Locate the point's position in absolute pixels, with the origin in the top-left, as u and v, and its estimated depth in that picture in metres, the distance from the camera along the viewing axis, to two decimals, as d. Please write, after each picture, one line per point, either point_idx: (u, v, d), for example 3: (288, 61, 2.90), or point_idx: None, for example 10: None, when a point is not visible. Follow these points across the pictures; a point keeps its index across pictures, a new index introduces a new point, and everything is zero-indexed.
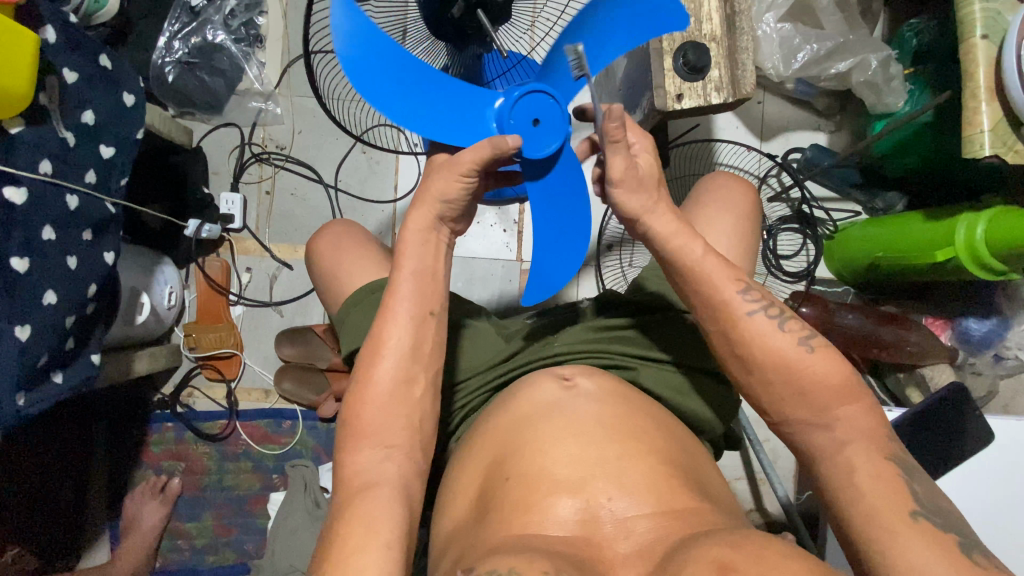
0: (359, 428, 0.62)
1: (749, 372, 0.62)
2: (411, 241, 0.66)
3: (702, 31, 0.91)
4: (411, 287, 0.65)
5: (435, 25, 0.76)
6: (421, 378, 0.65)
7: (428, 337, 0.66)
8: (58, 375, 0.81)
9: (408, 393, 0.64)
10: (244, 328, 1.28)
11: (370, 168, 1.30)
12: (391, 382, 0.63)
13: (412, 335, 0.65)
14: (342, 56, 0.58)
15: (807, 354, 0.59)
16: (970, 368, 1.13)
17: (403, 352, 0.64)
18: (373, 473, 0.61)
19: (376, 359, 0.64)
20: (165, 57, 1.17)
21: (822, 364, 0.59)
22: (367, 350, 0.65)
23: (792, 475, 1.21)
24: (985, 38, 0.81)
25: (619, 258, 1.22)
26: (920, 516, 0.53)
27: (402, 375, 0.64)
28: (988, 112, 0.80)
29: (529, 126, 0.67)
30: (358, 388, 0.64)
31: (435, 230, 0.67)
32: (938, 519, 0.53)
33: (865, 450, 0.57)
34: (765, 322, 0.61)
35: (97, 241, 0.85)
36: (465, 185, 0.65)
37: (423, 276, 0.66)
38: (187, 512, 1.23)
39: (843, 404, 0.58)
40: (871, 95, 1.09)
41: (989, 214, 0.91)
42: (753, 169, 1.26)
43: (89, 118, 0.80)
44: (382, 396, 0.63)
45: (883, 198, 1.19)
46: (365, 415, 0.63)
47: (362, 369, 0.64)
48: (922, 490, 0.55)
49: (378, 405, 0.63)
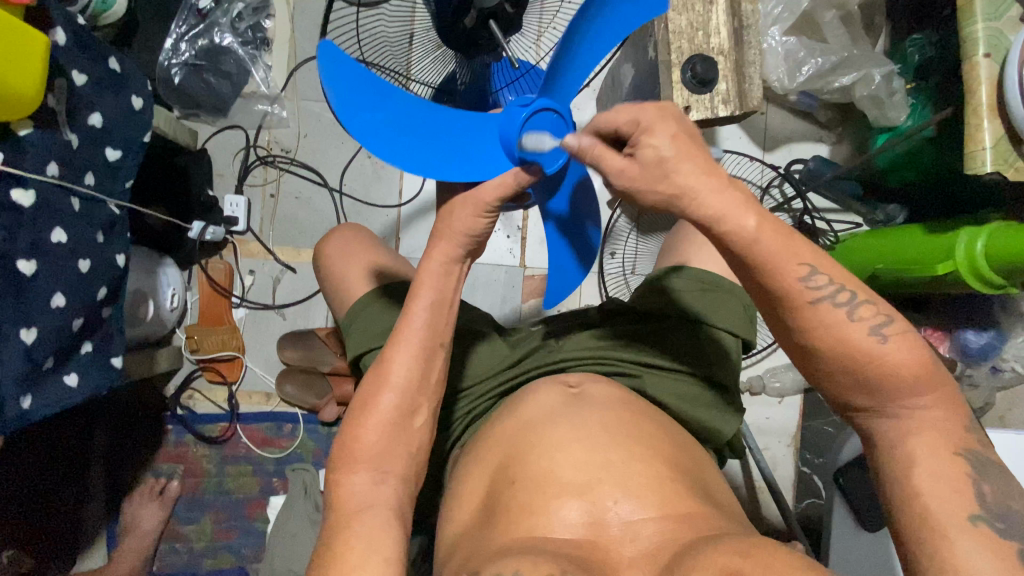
0: (359, 450, 0.63)
1: (811, 362, 0.55)
2: (432, 271, 0.66)
3: (710, 44, 0.91)
4: (425, 319, 0.65)
5: (447, 35, 0.77)
6: (423, 407, 0.66)
7: (434, 367, 0.67)
8: (72, 377, 0.81)
9: (408, 420, 0.64)
10: (246, 331, 1.28)
11: (375, 173, 1.30)
12: (394, 409, 0.64)
13: (418, 362, 0.65)
14: (324, 78, 0.56)
15: (881, 344, 0.52)
16: (968, 379, 1.14)
17: (410, 382, 0.65)
18: (367, 492, 0.60)
19: (379, 386, 0.64)
20: (172, 59, 1.17)
21: (898, 353, 0.52)
22: (372, 378, 0.65)
23: (791, 483, 1.21)
24: (988, 57, 0.82)
25: (622, 265, 1.22)
26: (982, 520, 0.47)
27: (406, 404, 0.64)
28: (990, 129, 0.81)
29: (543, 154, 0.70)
30: (360, 409, 0.64)
31: (458, 264, 0.67)
32: (999, 524, 0.48)
33: (930, 440, 0.51)
34: (834, 311, 0.53)
35: (109, 241, 0.86)
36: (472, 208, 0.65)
37: (439, 307, 0.66)
38: (185, 515, 1.22)
39: (906, 396, 0.52)
40: (874, 109, 1.10)
41: (988, 230, 0.92)
42: (756, 179, 1.28)
43: (95, 121, 0.80)
44: (383, 422, 0.63)
45: (883, 210, 1.20)
46: (368, 439, 0.63)
47: (366, 394, 0.65)
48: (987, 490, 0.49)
49: (383, 427, 0.63)
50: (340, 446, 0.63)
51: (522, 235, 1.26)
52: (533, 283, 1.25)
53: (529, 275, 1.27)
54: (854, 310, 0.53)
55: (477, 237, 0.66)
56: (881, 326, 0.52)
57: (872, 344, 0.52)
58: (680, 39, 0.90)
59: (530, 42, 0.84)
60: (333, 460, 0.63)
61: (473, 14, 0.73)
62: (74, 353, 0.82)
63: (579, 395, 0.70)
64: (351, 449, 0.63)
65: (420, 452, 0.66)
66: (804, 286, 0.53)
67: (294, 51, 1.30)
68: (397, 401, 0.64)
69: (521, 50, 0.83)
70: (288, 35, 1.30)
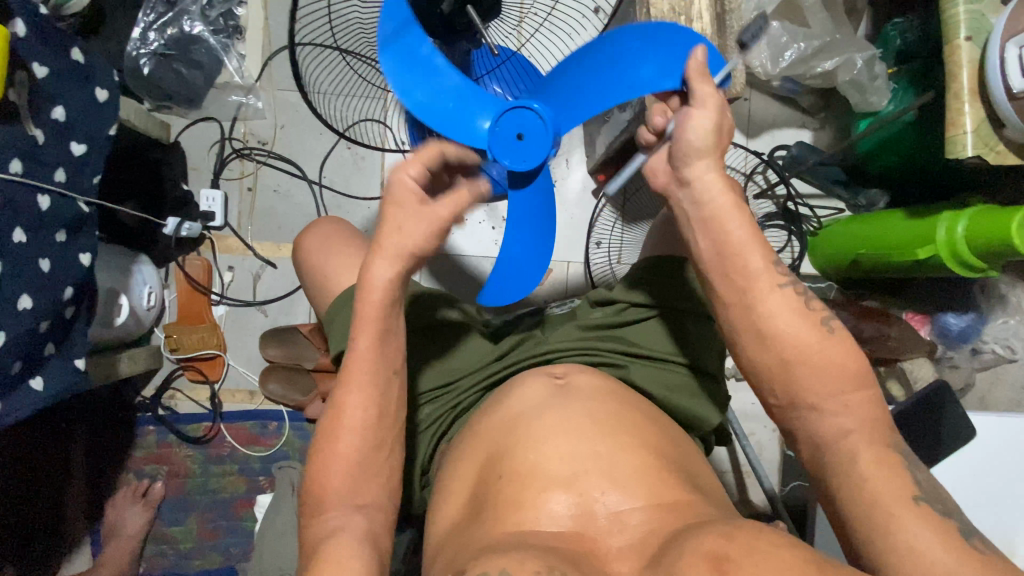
0: (329, 496, 0.62)
1: (762, 345, 0.62)
2: (374, 304, 0.64)
3: (693, 29, 0.89)
4: (370, 352, 0.64)
5: (424, 21, 0.74)
6: (387, 443, 0.65)
7: (390, 399, 0.65)
8: (36, 380, 0.78)
9: (374, 457, 0.64)
10: (227, 329, 1.25)
11: (355, 165, 1.28)
12: (358, 452, 0.63)
13: (373, 401, 0.64)
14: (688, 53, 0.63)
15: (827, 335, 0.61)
16: (948, 361, 1.16)
17: (368, 422, 0.63)
18: None
19: (338, 431, 0.63)
20: (140, 49, 1.13)
21: (838, 347, 0.60)
22: (328, 419, 0.64)
23: (777, 466, 1.23)
24: (969, 39, 0.82)
25: (608, 253, 1.20)
26: (922, 500, 0.55)
27: (366, 443, 0.64)
28: (971, 113, 0.82)
29: (511, 140, 0.66)
30: (321, 456, 0.63)
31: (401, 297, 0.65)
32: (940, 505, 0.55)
33: None
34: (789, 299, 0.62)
35: (73, 241, 0.81)
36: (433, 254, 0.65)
37: (384, 339, 0.65)
38: (170, 516, 1.20)
39: (850, 393, 0.60)
40: (856, 95, 1.10)
41: (969, 213, 0.94)
42: (739, 166, 1.28)
43: (60, 115, 0.77)
44: (350, 465, 0.63)
45: (865, 195, 1.20)
46: (334, 483, 0.62)
47: (326, 437, 0.64)
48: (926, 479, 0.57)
49: (345, 473, 0.63)
50: (308, 492, 0.63)
51: None
52: None
53: None
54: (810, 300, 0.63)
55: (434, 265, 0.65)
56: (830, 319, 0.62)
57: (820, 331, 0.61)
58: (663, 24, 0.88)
59: (509, 28, 0.82)
60: (306, 507, 0.63)
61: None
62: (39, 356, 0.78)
63: (565, 386, 0.70)
64: (318, 494, 0.62)
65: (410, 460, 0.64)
66: None
67: (267, 38, 1.26)
68: (357, 442, 0.63)
69: (500, 37, 0.83)
70: (261, 22, 1.25)
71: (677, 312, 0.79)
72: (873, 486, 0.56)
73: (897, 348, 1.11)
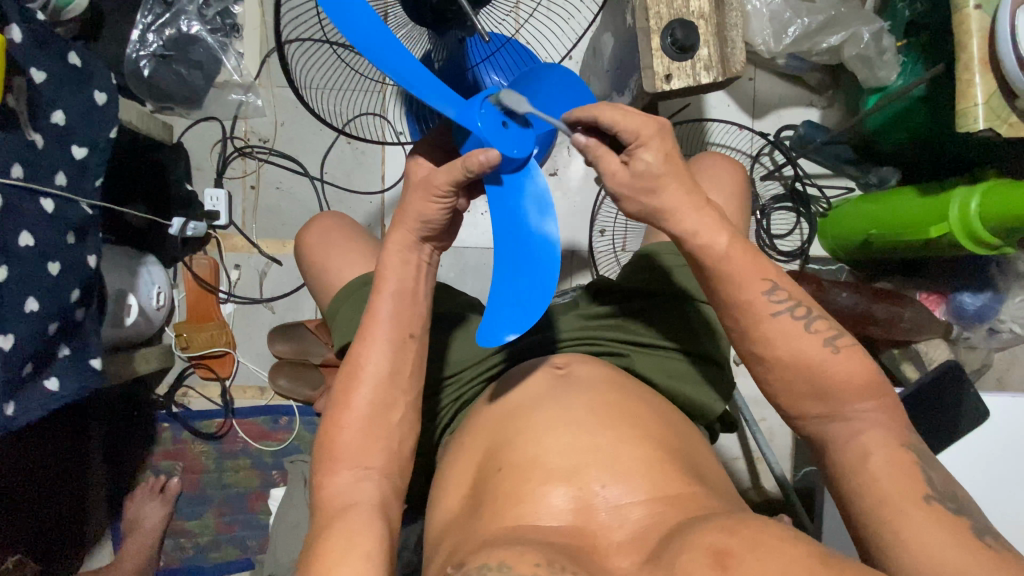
0: (339, 451, 0.62)
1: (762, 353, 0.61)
2: (391, 261, 0.65)
3: (690, 8, 0.87)
4: (389, 310, 0.65)
5: (413, 11, 0.73)
6: (400, 402, 0.65)
7: (406, 361, 0.65)
8: (51, 380, 0.80)
9: (385, 418, 0.64)
10: (235, 326, 1.27)
11: (356, 159, 1.28)
12: (370, 407, 0.63)
13: (391, 359, 0.64)
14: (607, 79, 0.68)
15: (830, 354, 0.59)
16: (965, 341, 1.13)
17: (382, 377, 0.64)
18: (350, 497, 0.60)
19: (354, 386, 0.64)
20: (140, 50, 1.12)
21: (845, 364, 0.59)
22: (345, 375, 0.65)
23: (788, 452, 1.21)
24: (978, 8, 0.79)
25: (611, 240, 1.20)
26: (934, 500, 0.54)
27: (380, 401, 0.64)
28: (981, 85, 0.79)
29: (497, 128, 0.60)
30: (335, 412, 0.63)
31: (415, 251, 0.66)
32: (952, 503, 0.54)
33: None
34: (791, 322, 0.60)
35: (81, 243, 0.83)
36: (441, 207, 0.63)
37: (401, 296, 0.65)
38: (188, 511, 1.23)
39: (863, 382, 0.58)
40: (864, 69, 1.07)
41: (983, 188, 0.91)
42: (745, 148, 1.25)
43: (59, 119, 0.78)
44: (362, 421, 0.63)
45: (876, 172, 1.18)
46: (345, 438, 0.62)
47: (341, 395, 0.64)
48: (939, 477, 0.56)
49: (357, 430, 0.63)
50: (320, 447, 0.63)
51: None
52: None
53: None
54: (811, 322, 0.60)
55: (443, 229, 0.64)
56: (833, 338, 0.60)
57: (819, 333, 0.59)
58: (659, 3, 0.85)
59: (502, 13, 0.80)
60: (314, 466, 0.63)
61: None
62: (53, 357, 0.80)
63: (566, 376, 0.69)
64: (329, 449, 0.62)
65: (407, 454, 0.65)
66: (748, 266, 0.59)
67: (264, 35, 1.27)
68: (370, 398, 0.63)
69: (494, 22, 0.81)
70: (258, 19, 1.26)
71: (680, 300, 0.78)
72: (883, 487, 0.55)
73: (909, 330, 1.09)
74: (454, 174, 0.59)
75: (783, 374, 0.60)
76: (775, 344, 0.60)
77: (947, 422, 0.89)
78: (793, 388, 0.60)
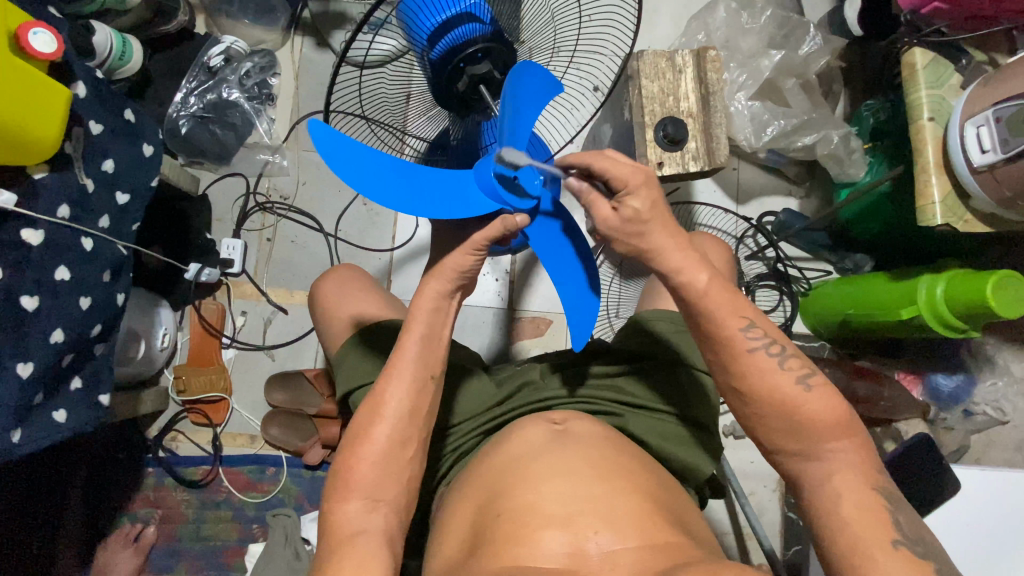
0: (353, 482, 0.65)
1: (748, 409, 0.65)
2: (423, 307, 0.69)
3: (681, 107, 0.99)
4: (417, 352, 0.69)
5: (440, 97, 0.83)
6: (415, 440, 0.68)
7: (426, 400, 0.69)
8: (61, 414, 0.81)
9: (399, 455, 0.67)
10: (235, 371, 1.29)
11: (369, 220, 1.36)
12: (387, 443, 0.66)
13: (411, 400, 0.68)
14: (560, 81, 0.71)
15: (806, 392, 0.63)
16: (942, 423, 1.17)
17: (403, 414, 0.67)
18: (352, 532, 0.62)
19: (375, 420, 0.67)
20: (181, 111, 1.25)
21: (820, 402, 0.62)
22: (366, 413, 0.67)
23: (777, 528, 1.22)
24: (932, 120, 0.91)
25: (606, 307, 1.26)
26: (900, 544, 0.57)
27: (397, 438, 0.67)
28: (938, 185, 0.89)
29: (509, 176, 0.67)
30: (354, 444, 0.67)
31: (437, 306, 0.70)
32: (918, 547, 0.57)
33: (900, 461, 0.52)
34: (766, 358, 0.64)
35: (111, 281, 0.88)
36: (476, 258, 0.69)
37: (430, 341, 0.69)
38: (159, 564, 1.18)
39: (835, 440, 0.62)
40: (835, 166, 1.20)
41: (946, 276, 0.99)
42: (730, 229, 1.35)
43: (108, 167, 0.85)
44: (377, 457, 0.66)
45: (851, 258, 1.28)
46: (362, 471, 0.65)
47: (361, 429, 0.67)
48: (905, 520, 0.59)
49: (373, 463, 0.65)
50: (334, 475, 0.66)
51: (510, 279, 1.29)
52: (519, 325, 1.28)
53: (518, 317, 1.29)
54: (783, 360, 0.65)
55: (453, 284, 0.70)
56: (806, 377, 0.64)
57: (799, 390, 0.63)
58: (653, 103, 0.98)
59: None
60: (327, 493, 0.65)
61: (465, 78, 0.78)
62: (65, 390, 0.82)
63: (563, 432, 0.73)
64: (346, 478, 0.65)
65: (407, 499, 0.67)
66: (743, 336, 0.65)
67: (296, 104, 1.40)
68: (389, 434, 0.66)
69: None
70: (292, 90, 1.39)
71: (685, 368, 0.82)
72: (859, 547, 0.57)
73: (890, 409, 1.14)
74: (492, 231, 0.66)
75: (764, 429, 0.64)
76: (759, 401, 0.65)
77: (931, 492, 0.92)
78: (775, 442, 0.64)
